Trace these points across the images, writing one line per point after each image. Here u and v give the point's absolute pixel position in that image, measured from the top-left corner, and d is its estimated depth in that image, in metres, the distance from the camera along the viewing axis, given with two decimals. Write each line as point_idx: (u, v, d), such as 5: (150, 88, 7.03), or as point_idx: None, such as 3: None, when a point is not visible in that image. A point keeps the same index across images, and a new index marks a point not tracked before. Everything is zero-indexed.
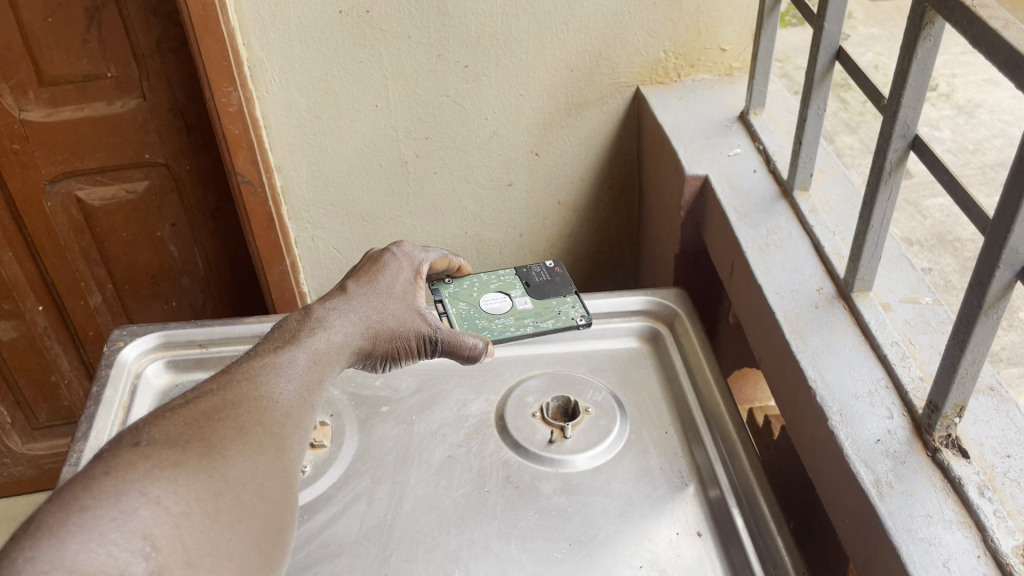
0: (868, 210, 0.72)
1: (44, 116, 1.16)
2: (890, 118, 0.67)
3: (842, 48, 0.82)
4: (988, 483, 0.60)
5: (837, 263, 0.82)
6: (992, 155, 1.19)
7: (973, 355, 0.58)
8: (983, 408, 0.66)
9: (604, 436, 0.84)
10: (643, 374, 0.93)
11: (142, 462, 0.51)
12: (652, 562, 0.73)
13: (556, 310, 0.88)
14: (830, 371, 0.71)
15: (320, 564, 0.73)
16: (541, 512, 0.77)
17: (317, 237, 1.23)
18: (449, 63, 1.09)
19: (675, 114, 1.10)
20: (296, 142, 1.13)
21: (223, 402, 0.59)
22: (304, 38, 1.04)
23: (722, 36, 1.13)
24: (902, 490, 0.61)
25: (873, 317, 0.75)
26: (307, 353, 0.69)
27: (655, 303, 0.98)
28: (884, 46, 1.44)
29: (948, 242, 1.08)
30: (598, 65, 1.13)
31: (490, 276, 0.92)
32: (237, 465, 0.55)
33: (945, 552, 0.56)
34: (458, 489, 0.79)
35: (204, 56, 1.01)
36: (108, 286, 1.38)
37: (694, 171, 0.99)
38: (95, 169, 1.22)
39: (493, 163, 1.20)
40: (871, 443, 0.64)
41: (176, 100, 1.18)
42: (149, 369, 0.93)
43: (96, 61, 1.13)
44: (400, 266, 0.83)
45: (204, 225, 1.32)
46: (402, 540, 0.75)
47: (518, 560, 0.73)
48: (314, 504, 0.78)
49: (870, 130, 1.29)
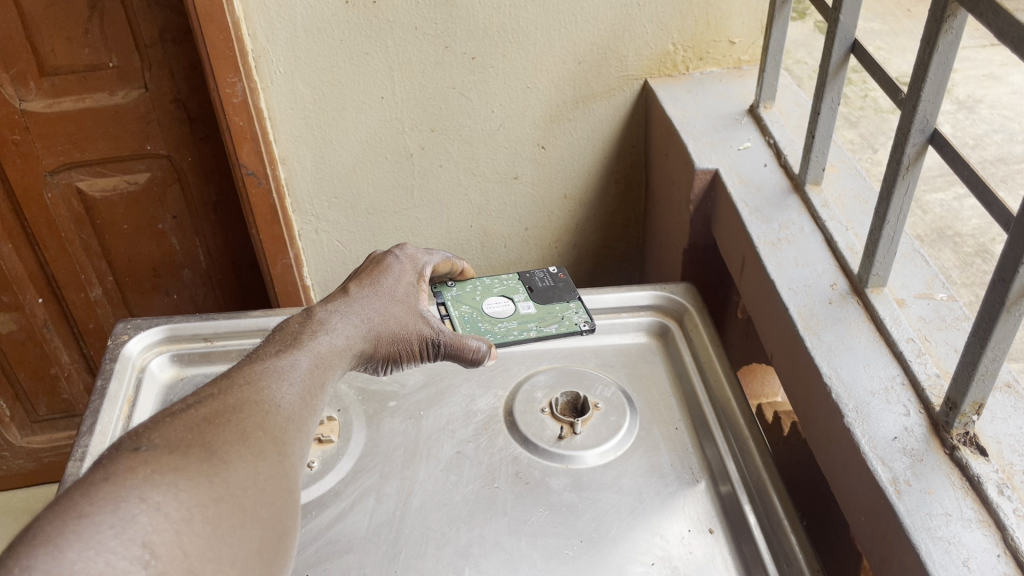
0: (885, 205, 0.71)
1: (44, 106, 1.14)
2: (909, 111, 0.67)
3: (857, 41, 0.81)
4: (1006, 482, 0.59)
5: (850, 259, 0.82)
6: (993, 150, 1.19)
7: (994, 352, 0.58)
8: (1002, 405, 0.66)
9: (614, 432, 0.83)
10: (653, 370, 0.92)
11: (141, 467, 0.50)
12: (663, 559, 0.72)
13: (559, 316, 0.88)
14: (844, 368, 0.71)
15: (329, 561, 0.72)
16: (551, 509, 0.76)
17: (320, 230, 1.22)
18: (456, 55, 1.08)
19: (683, 108, 1.09)
20: (300, 134, 1.12)
21: (225, 407, 0.59)
22: (310, 28, 1.03)
23: (731, 29, 1.12)
24: (920, 489, 0.60)
25: (888, 313, 0.75)
26: (309, 357, 0.68)
27: (665, 298, 0.98)
28: (885, 40, 1.43)
29: (949, 237, 1.07)
30: (606, 57, 1.12)
31: (493, 280, 0.91)
32: (239, 470, 0.54)
33: (964, 551, 0.56)
34: (466, 484, 0.79)
35: (208, 48, 1.00)
36: (108, 279, 1.37)
37: (704, 166, 0.99)
38: (95, 161, 1.21)
39: (498, 157, 1.19)
40: (888, 441, 0.64)
41: (178, 91, 1.16)
42: (154, 362, 0.92)
43: (98, 50, 1.12)
44: (403, 269, 0.82)
45: (205, 218, 1.31)
46: (411, 536, 0.74)
47: (528, 558, 0.72)
48: (321, 500, 0.78)
49: (871, 125, 1.28)
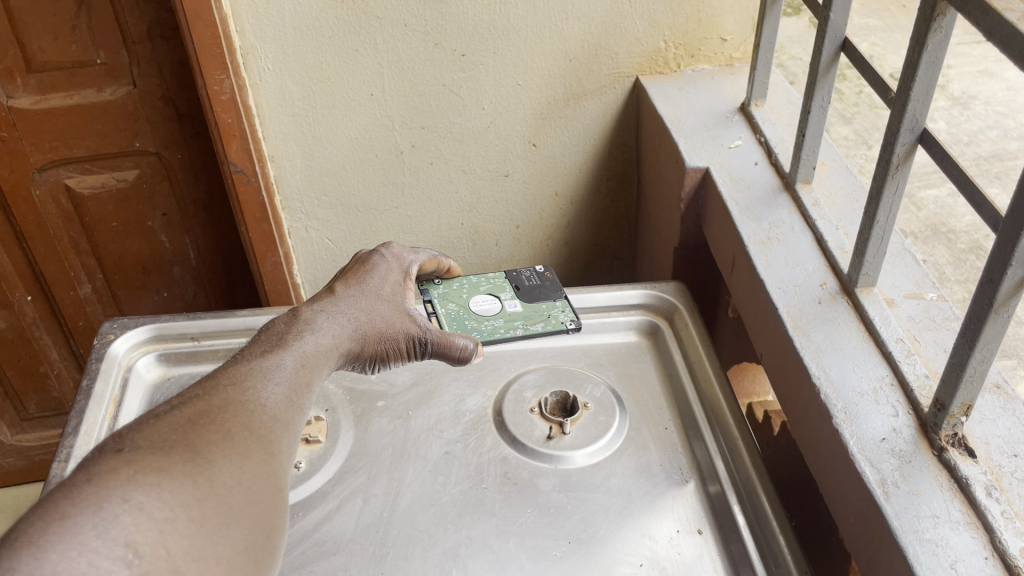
0: (874, 205, 0.71)
1: (32, 103, 1.14)
2: (897, 112, 0.66)
3: (848, 40, 0.81)
4: (995, 484, 0.59)
5: (839, 258, 0.81)
6: (987, 147, 1.18)
7: (983, 354, 0.57)
8: (990, 406, 0.66)
9: (603, 432, 0.83)
10: (644, 370, 0.92)
11: (123, 468, 0.50)
12: (652, 559, 0.72)
13: (545, 314, 0.88)
14: (834, 368, 0.70)
15: (315, 563, 0.72)
16: (539, 509, 0.76)
17: (310, 228, 1.21)
18: (446, 52, 1.08)
19: (674, 106, 1.09)
20: (289, 131, 1.11)
21: (210, 408, 0.58)
22: (298, 25, 1.02)
23: (723, 26, 1.11)
24: (908, 490, 0.60)
25: (877, 313, 0.74)
26: (295, 357, 0.67)
27: (655, 297, 0.97)
28: (880, 36, 1.43)
29: (943, 234, 1.07)
30: (598, 54, 1.11)
31: (480, 278, 0.91)
32: (225, 470, 0.54)
33: (951, 554, 0.55)
34: (455, 485, 0.78)
35: (196, 44, 0.99)
36: (98, 277, 1.36)
37: (695, 164, 0.98)
38: (83, 157, 1.20)
39: (489, 154, 1.19)
40: (876, 442, 0.64)
41: (167, 88, 1.15)
42: (140, 362, 0.91)
43: (85, 47, 1.11)
44: (389, 267, 0.81)
45: (195, 216, 1.30)
46: (398, 538, 0.74)
47: (516, 559, 0.72)
48: (309, 501, 0.77)
49: (865, 121, 1.28)
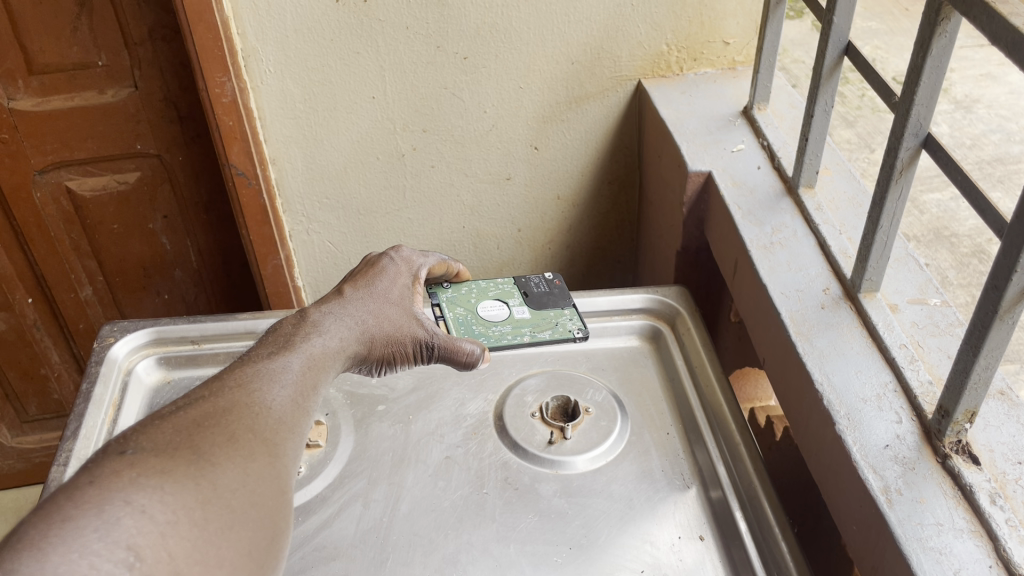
0: (878, 211, 0.70)
1: (33, 104, 1.13)
2: (902, 115, 0.66)
3: (851, 43, 0.80)
4: (999, 491, 0.59)
5: (843, 263, 0.81)
6: (990, 150, 1.17)
7: (986, 361, 0.57)
8: (994, 412, 0.65)
9: (604, 436, 0.82)
10: (645, 374, 0.91)
11: (126, 471, 0.49)
12: (654, 566, 0.72)
13: (553, 322, 0.86)
14: (836, 374, 0.70)
15: (314, 568, 0.72)
16: (541, 515, 0.76)
17: (311, 230, 1.21)
18: (448, 55, 1.07)
19: (676, 109, 1.09)
20: (291, 134, 1.11)
21: (214, 410, 0.58)
22: (300, 27, 1.02)
23: (725, 29, 1.11)
24: (912, 497, 0.59)
25: (881, 318, 0.74)
26: (302, 359, 0.67)
27: (657, 301, 0.97)
28: (882, 39, 1.43)
29: (945, 238, 1.06)
30: (600, 58, 1.11)
31: (488, 283, 0.90)
32: (227, 472, 0.53)
33: (955, 562, 0.55)
34: (456, 490, 0.78)
35: (197, 47, 0.99)
36: (98, 279, 1.36)
37: (697, 168, 0.98)
38: (85, 160, 1.20)
39: (492, 157, 1.18)
40: (879, 448, 0.63)
41: (169, 90, 1.15)
42: (140, 365, 0.90)
43: (86, 48, 1.11)
44: (398, 270, 0.81)
45: (196, 218, 1.29)
46: (398, 543, 0.73)
47: (517, 565, 0.71)
48: (308, 505, 0.77)
49: (868, 124, 1.27)
